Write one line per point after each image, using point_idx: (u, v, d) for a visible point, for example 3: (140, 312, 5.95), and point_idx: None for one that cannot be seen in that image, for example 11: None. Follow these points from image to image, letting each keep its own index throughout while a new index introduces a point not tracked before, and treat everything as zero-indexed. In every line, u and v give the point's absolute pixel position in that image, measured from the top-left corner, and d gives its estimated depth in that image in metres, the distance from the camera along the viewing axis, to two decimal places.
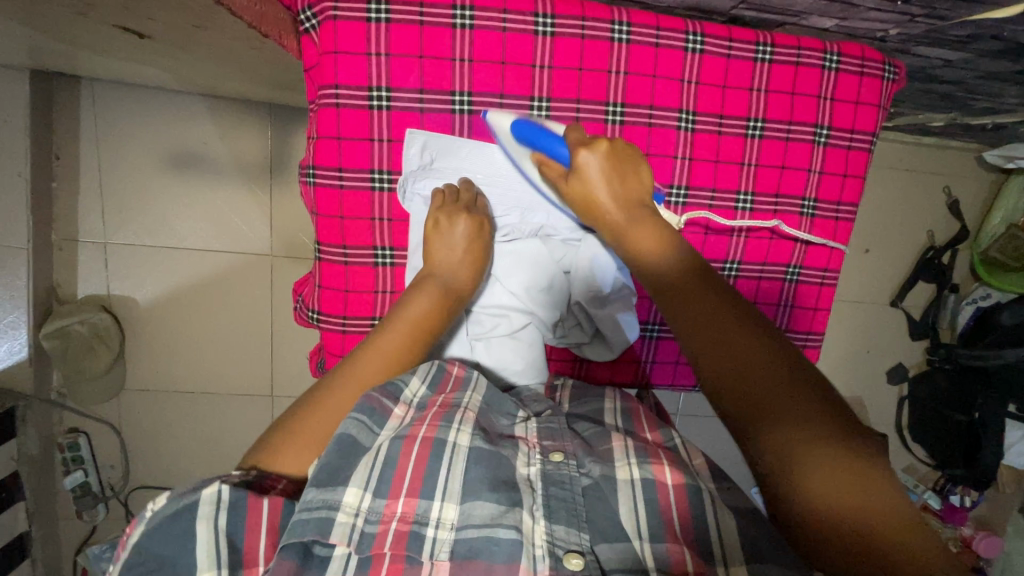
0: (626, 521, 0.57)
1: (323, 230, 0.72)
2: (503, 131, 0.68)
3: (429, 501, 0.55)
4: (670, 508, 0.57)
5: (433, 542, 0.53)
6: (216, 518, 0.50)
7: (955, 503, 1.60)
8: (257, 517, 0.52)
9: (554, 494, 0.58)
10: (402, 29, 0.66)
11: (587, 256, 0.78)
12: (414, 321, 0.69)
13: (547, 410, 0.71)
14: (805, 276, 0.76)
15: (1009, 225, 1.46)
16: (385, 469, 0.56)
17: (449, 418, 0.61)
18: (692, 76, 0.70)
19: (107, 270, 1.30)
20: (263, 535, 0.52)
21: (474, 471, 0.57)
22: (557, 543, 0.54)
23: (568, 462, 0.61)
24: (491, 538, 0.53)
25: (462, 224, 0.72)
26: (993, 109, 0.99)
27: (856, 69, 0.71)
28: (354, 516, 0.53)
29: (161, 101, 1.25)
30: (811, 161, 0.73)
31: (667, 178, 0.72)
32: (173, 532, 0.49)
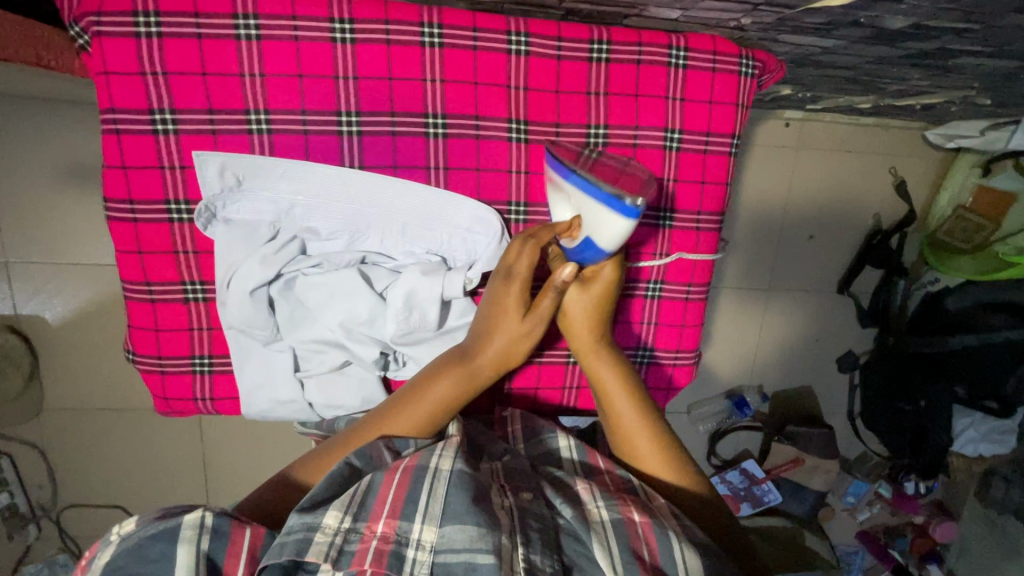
0: (603, 556, 0.59)
1: (125, 265, 0.66)
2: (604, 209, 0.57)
3: (410, 523, 0.58)
4: (642, 545, 0.60)
5: (411, 564, 0.56)
6: (198, 542, 0.54)
7: (910, 492, 1.58)
8: (240, 543, 0.56)
9: (532, 526, 0.60)
10: (179, 43, 0.59)
11: (410, 287, 0.68)
12: (439, 406, 0.68)
13: (505, 453, 0.74)
14: (667, 290, 0.73)
15: (957, 206, 1.41)
16: (368, 495, 0.60)
17: (429, 448, 0.66)
18: (518, 82, 0.64)
19: (12, 288, 1.25)
20: (241, 561, 0.56)
21: (453, 496, 0.59)
22: (536, 571, 0.56)
23: (539, 499, 0.65)
24: (471, 564, 0.54)
25: (511, 294, 0.65)
26: (910, 91, 0.92)
27: (706, 65, 0.64)
28: (333, 536, 0.55)
29: (47, 110, 1.17)
30: (663, 168, 0.67)
31: (503, 196, 0.68)
32: (150, 555, 0.53)
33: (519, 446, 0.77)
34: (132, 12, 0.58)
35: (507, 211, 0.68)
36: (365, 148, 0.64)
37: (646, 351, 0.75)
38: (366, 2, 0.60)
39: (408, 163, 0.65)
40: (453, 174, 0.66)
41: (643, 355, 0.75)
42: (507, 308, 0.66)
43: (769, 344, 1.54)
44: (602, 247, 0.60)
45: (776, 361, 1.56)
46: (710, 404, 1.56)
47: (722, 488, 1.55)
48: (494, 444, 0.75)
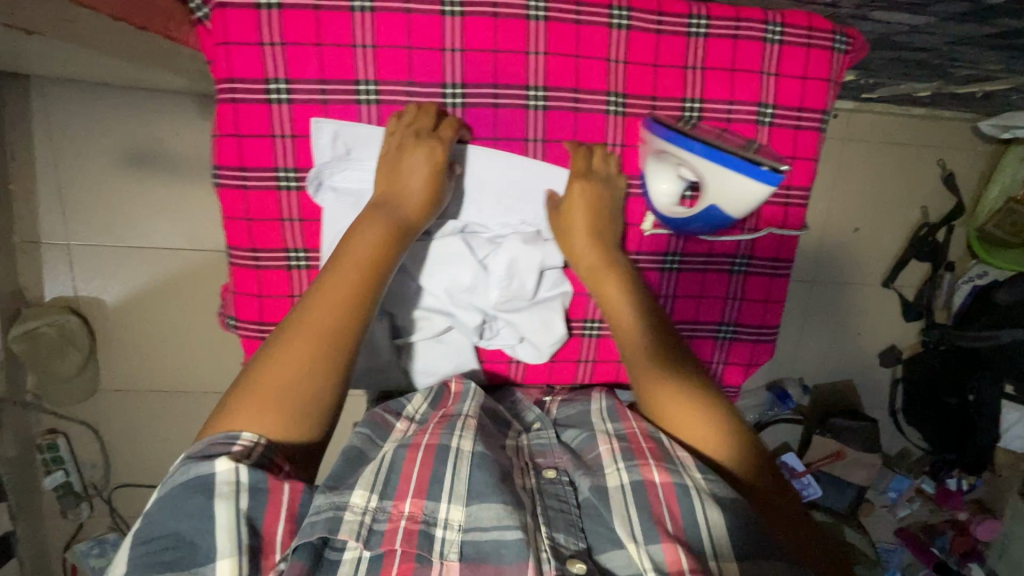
0: (621, 529, 0.56)
1: (229, 231, 0.60)
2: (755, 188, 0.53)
3: (436, 502, 0.56)
4: (662, 510, 0.56)
5: (441, 542, 0.53)
6: (237, 501, 0.48)
7: (952, 487, 1.54)
8: (278, 502, 0.50)
9: (550, 506, 0.59)
10: (296, 14, 0.55)
11: (514, 255, 0.66)
12: (353, 282, 0.56)
13: (537, 420, 0.72)
14: (753, 266, 0.67)
15: (1008, 199, 1.40)
16: (391, 473, 0.57)
17: (449, 426, 0.62)
18: (619, 55, 0.60)
19: (72, 270, 1.28)
20: (282, 523, 0.51)
21: (478, 476, 0.57)
22: (560, 550, 0.54)
23: (561, 477, 0.63)
24: (500, 541, 0.53)
25: (417, 154, 0.57)
26: (977, 76, 0.91)
27: (801, 41, 0.60)
28: (362, 514, 0.53)
29: (111, 96, 1.20)
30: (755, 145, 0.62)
31: (599, 167, 0.63)
32: (187, 510, 0.47)
33: (554, 413, 0.75)
34: None
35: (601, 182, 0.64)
36: (468, 121, 0.60)
37: (729, 328, 0.70)
38: None
39: (508, 135, 0.61)
40: (551, 146, 0.62)
41: (724, 332, 0.70)
42: (416, 169, 0.58)
43: (811, 336, 1.54)
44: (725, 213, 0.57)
45: (817, 354, 1.55)
46: (751, 396, 1.55)
47: None
48: (526, 410, 0.73)
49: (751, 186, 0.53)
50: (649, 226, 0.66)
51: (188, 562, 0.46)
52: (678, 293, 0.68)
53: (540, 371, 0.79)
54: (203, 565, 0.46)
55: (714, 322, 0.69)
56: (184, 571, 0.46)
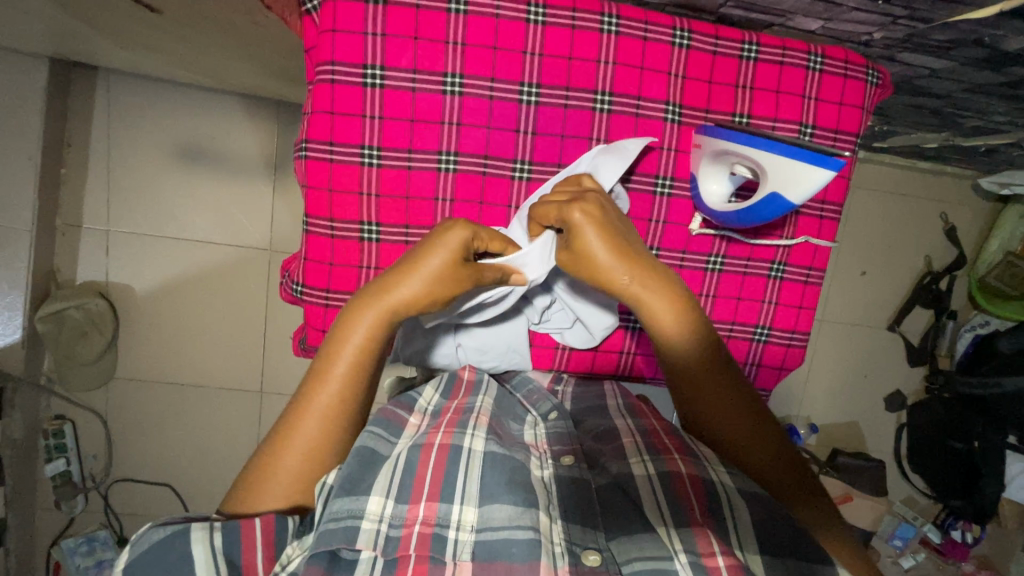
0: (650, 513, 0.60)
1: (311, 200, 0.64)
2: (814, 173, 0.53)
3: (449, 505, 0.58)
4: (689, 498, 0.60)
5: (455, 544, 0.56)
6: (211, 539, 0.53)
7: (957, 538, 1.54)
8: (252, 536, 0.53)
9: (570, 495, 0.61)
10: (397, 10, 0.60)
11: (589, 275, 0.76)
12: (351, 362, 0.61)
13: (552, 411, 0.73)
14: (790, 273, 0.71)
15: (1006, 252, 1.46)
16: (406, 475, 0.60)
17: (462, 424, 0.65)
18: (679, 70, 0.64)
19: (108, 256, 1.31)
20: (258, 551, 0.54)
21: (488, 475, 0.60)
22: (575, 543, 0.56)
23: (579, 463, 0.64)
24: (509, 540, 0.55)
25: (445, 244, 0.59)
26: (985, 129, 1.00)
27: (839, 72, 0.67)
28: (379, 522, 0.56)
29: (171, 93, 1.27)
30: None
31: (653, 168, 0.66)
32: (170, 560, 0.51)
33: (566, 403, 0.78)
34: None
35: (654, 183, 0.66)
36: (540, 117, 0.63)
37: (763, 331, 0.72)
38: None
39: (575, 133, 0.64)
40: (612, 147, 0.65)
41: (759, 335, 0.72)
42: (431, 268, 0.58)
43: (819, 376, 1.58)
44: (793, 199, 0.56)
45: (823, 393, 1.58)
46: None
47: None
48: (540, 401, 0.75)
49: (809, 169, 0.53)
50: (696, 226, 0.68)
51: None
52: (718, 293, 0.70)
53: (583, 359, 0.84)
54: None
55: (750, 324, 0.72)
56: None
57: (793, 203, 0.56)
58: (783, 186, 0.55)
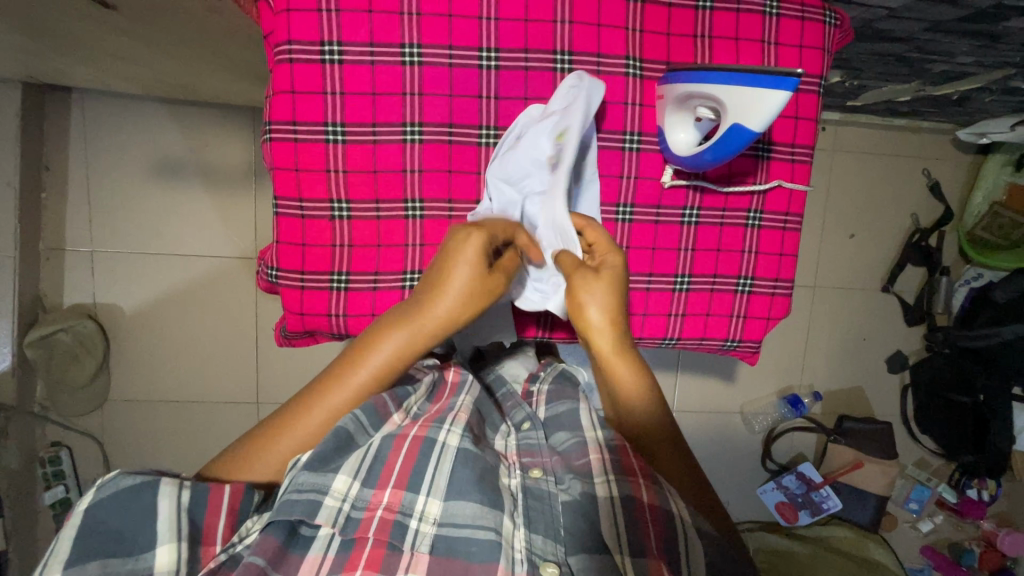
0: (608, 534, 0.59)
1: (278, 181, 0.64)
2: (773, 99, 0.52)
3: (414, 495, 0.59)
4: (648, 527, 0.59)
5: (415, 534, 0.57)
6: (180, 496, 0.53)
7: (973, 496, 1.54)
8: (218, 501, 0.55)
9: (533, 506, 0.62)
10: None
11: None
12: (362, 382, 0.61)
13: (526, 421, 0.74)
14: (767, 221, 0.71)
15: (993, 203, 1.47)
16: (376, 462, 0.60)
17: (439, 421, 0.64)
18: (636, 24, 0.65)
19: (94, 277, 1.31)
20: (223, 516, 0.55)
21: (458, 472, 0.60)
22: (535, 552, 0.57)
23: (547, 477, 0.65)
24: (470, 538, 0.56)
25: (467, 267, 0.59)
26: (952, 73, 1.00)
27: (796, 15, 0.67)
28: (341, 501, 0.57)
29: (146, 110, 1.27)
30: None
31: (620, 126, 0.66)
32: (136, 509, 0.52)
33: (540, 411, 0.77)
34: None
35: (622, 139, 0.66)
36: (502, 81, 0.63)
37: (747, 281, 0.72)
38: None
39: (537, 95, 0.64)
40: None
41: (742, 286, 0.72)
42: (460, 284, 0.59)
43: (818, 343, 1.56)
44: (753, 128, 0.55)
45: (824, 360, 1.57)
46: (762, 404, 1.55)
47: (777, 495, 1.50)
48: (515, 409, 0.76)
49: (765, 92, 0.52)
50: (668, 179, 0.68)
51: (130, 551, 0.51)
52: (697, 247, 0.70)
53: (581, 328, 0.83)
54: (143, 553, 0.51)
55: (732, 275, 0.71)
56: (123, 560, 0.51)
57: (755, 134, 0.55)
58: (745, 115, 0.54)
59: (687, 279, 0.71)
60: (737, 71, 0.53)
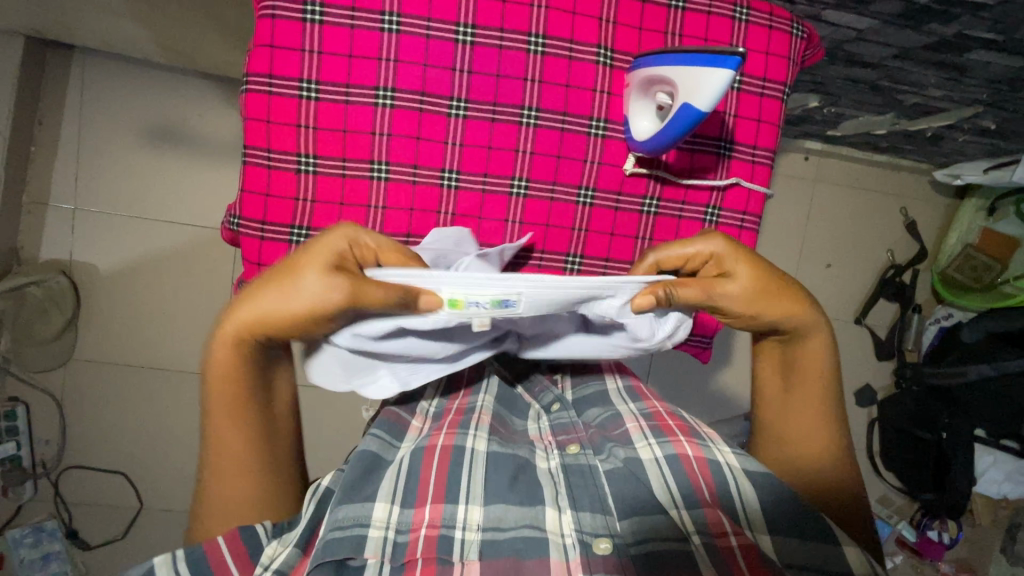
0: (661, 491, 0.61)
1: (250, 130, 0.65)
2: (710, 78, 0.54)
3: (454, 506, 0.59)
4: (698, 478, 0.61)
5: (462, 544, 0.56)
6: (176, 565, 0.54)
7: (933, 538, 1.51)
8: (217, 551, 0.55)
9: (575, 482, 0.63)
10: None
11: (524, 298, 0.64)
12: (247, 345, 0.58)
13: (554, 402, 0.73)
14: (724, 218, 0.72)
15: (966, 245, 1.50)
16: (410, 480, 0.60)
17: (465, 425, 0.65)
18: (610, 16, 0.67)
19: (73, 235, 1.31)
20: (230, 562, 0.55)
21: (492, 479, 0.61)
22: (585, 531, 0.58)
23: (584, 451, 0.66)
24: (518, 537, 0.57)
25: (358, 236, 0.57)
26: (924, 108, 1.05)
27: (765, 23, 0.70)
28: (385, 528, 0.56)
29: (145, 76, 1.30)
30: (725, 103, 0.70)
31: (587, 111, 0.68)
32: None
33: (568, 393, 0.78)
34: None
35: (588, 125, 0.68)
36: (475, 57, 0.66)
37: None
38: None
39: (509, 73, 0.67)
40: (546, 87, 0.67)
41: None
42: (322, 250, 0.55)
43: None
44: (701, 107, 0.56)
45: None
46: None
47: None
48: (544, 392, 0.75)
49: (704, 72, 0.55)
50: (630, 167, 0.70)
51: None
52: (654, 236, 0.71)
53: None
54: None
55: None
56: None
57: (704, 112, 0.56)
58: (692, 94, 0.56)
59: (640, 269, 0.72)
60: (678, 59, 0.57)
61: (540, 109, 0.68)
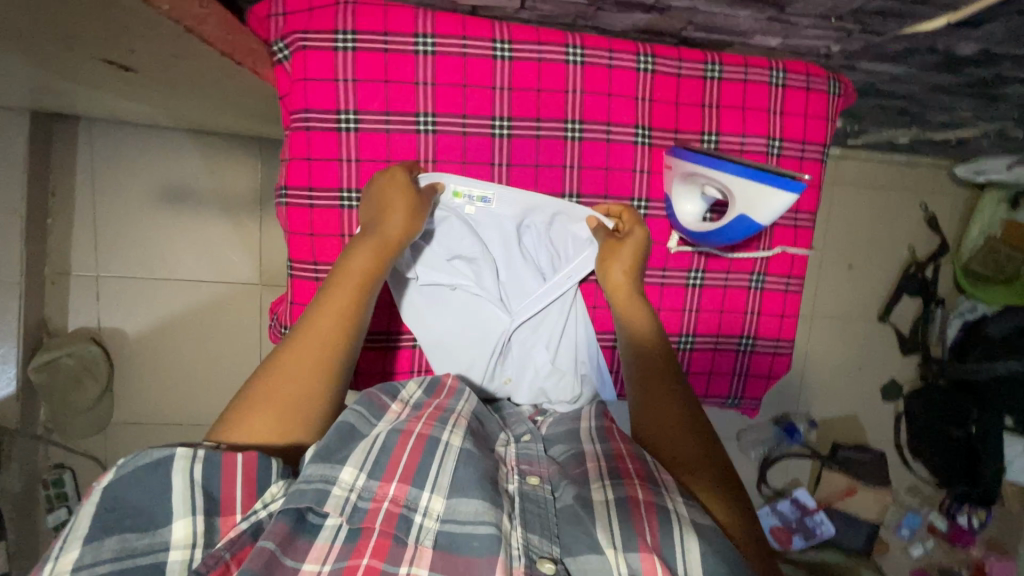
0: (601, 535, 0.53)
1: (294, 246, 0.74)
2: (778, 202, 0.63)
3: (419, 490, 0.54)
4: (642, 523, 0.53)
5: (419, 528, 0.52)
6: (192, 470, 0.50)
7: (964, 524, 1.55)
8: (232, 471, 0.51)
9: (529, 509, 0.56)
10: (367, 56, 0.70)
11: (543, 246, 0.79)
12: (329, 326, 0.61)
13: (526, 433, 0.70)
14: (770, 282, 0.79)
15: (988, 237, 1.49)
16: (382, 454, 0.56)
17: (441, 421, 0.61)
18: (645, 94, 0.75)
19: (98, 301, 1.31)
20: (240, 487, 0.51)
21: (463, 472, 0.56)
22: (532, 549, 0.52)
23: (544, 485, 0.60)
24: (473, 533, 0.51)
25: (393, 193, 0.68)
26: (951, 123, 1.03)
27: (801, 85, 0.76)
28: (348, 490, 0.52)
29: (154, 138, 1.28)
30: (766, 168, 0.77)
31: (628, 191, 0.76)
32: (150, 485, 0.48)
33: (542, 429, 0.74)
34: (332, 31, 0.69)
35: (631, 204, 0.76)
36: (514, 148, 0.74)
37: (749, 339, 0.80)
38: (521, 28, 0.73)
39: (547, 162, 0.75)
40: (585, 171, 0.76)
41: (744, 344, 0.81)
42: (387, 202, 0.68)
43: (816, 370, 1.58)
44: (757, 221, 0.66)
45: (821, 389, 1.59)
46: (759, 430, 1.56)
47: (773, 520, 1.52)
48: (517, 423, 0.72)
49: (773, 194, 0.63)
50: (675, 244, 0.77)
51: (148, 524, 0.47)
52: (702, 306, 0.78)
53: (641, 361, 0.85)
54: (160, 526, 0.48)
55: (735, 334, 0.80)
56: (141, 531, 0.47)
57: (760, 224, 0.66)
58: (754, 210, 0.65)
59: (691, 338, 0.79)
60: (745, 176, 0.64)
61: (580, 194, 0.76)
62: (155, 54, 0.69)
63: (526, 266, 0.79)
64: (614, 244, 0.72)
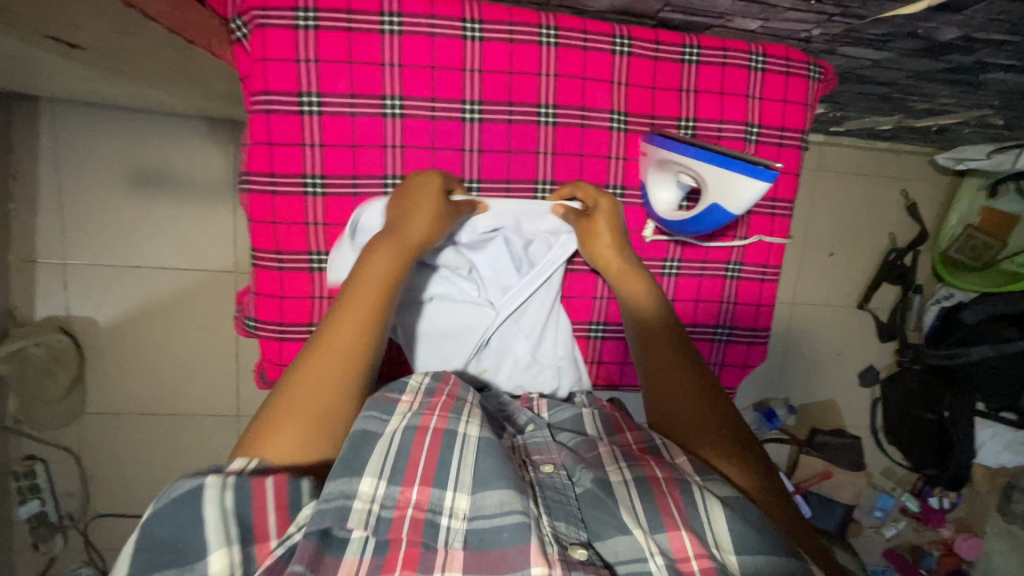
0: (626, 515, 0.53)
1: (257, 235, 0.72)
2: (750, 189, 0.63)
3: (442, 490, 0.53)
4: (669, 508, 0.54)
5: (447, 531, 0.51)
6: (224, 498, 0.47)
7: (934, 505, 1.60)
8: (264, 494, 0.49)
9: (550, 498, 0.55)
10: (331, 35, 0.67)
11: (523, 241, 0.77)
12: (352, 329, 0.60)
13: (530, 423, 0.68)
14: (746, 272, 0.79)
15: (967, 225, 1.50)
16: (399, 454, 0.54)
17: (456, 411, 0.59)
18: (621, 78, 0.73)
19: (66, 289, 1.27)
20: (272, 512, 0.49)
21: (484, 463, 0.54)
22: (561, 537, 0.51)
23: (560, 470, 0.58)
24: (499, 526, 0.50)
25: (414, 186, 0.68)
26: (932, 111, 1.02)
27: (781, 69, 0.75)
28: (370, 503, 0.50)
29: (120, 120, 1.23)
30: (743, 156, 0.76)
31: (605, 178, 0.75)
32: (179, 521, 0.46)
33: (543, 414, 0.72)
34: (292, 8, 0.66)
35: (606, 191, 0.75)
36: (484, 133, 0.72)
37: (725, 329, 0.80)
38: (493, 6, 0.70)
39: (520, 147, 0.74)
40: (560, 158, 0.74)
41: (720, 334, 0.80)
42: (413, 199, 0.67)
43: (796, 357, 1.60)
44: (729, 211, 0.65)
45: (801, 375, 1.61)
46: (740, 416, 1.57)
47: None
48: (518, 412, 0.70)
49: (741, 181, 0.62)
50: (650, 233, 0.76)
51: (184, 559, 0.45)
52: (677, 295, 0.78)
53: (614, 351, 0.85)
54: (195, 562, 0.45)
55: (711, 323, 0.80)
56: (178, 569, 0.44)
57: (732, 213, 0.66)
58: (722, 198, 0.65)
59: None
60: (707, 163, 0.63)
61: (554, 181, 0.75)
62: (107, 31, 0.65)
63: (505, 257, 0.76)
64: (590, 223, 0.72)
